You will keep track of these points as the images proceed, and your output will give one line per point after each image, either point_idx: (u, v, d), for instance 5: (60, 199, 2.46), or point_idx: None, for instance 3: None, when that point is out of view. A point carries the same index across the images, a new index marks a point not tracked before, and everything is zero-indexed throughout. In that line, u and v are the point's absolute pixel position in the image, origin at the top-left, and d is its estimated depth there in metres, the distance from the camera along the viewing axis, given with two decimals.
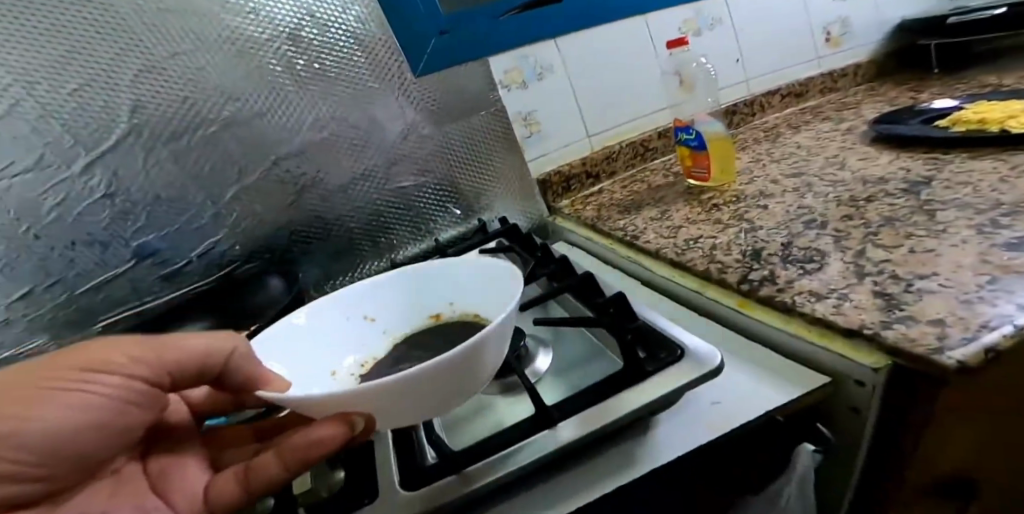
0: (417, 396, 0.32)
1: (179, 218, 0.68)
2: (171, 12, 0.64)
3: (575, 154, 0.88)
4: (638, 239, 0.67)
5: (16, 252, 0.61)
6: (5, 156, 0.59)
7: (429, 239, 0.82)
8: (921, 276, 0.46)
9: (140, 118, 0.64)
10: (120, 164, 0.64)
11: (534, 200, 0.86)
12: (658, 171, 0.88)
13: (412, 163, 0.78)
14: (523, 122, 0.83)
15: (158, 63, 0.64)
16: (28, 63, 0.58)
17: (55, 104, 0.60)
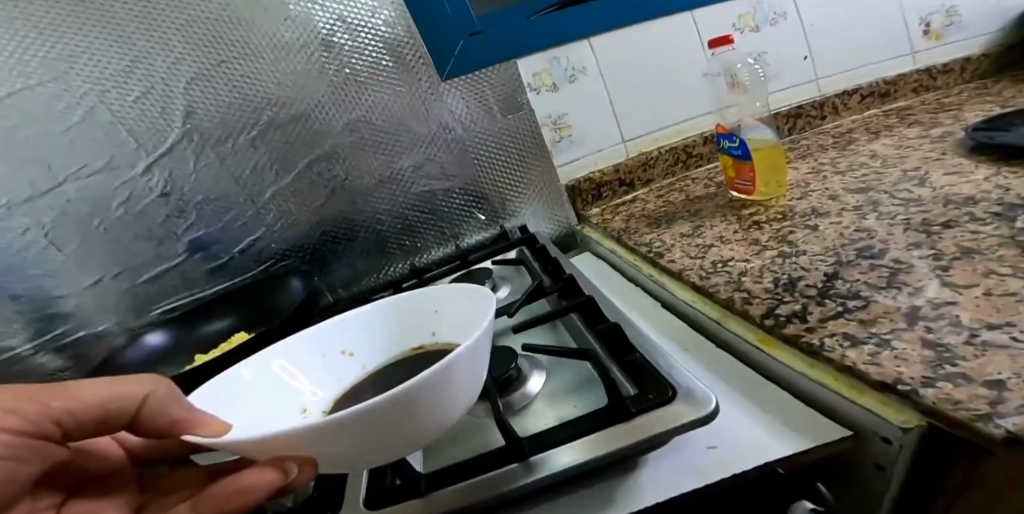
0: (352, 440, 0.30)
1: (224, 217, 0.72)
2: (216, 23, 0.67)
3: (609, 161, 0.83)
4: (660, 256, 0.61)
5: (90, 244, 0.67)
6: (81, 158, 0.65)
7: (456, 245, 0.81)
8: (992, 327, 0.37)
9: (193, 122, 0.69)
10: (175, 165, 0.69)
11: (562, 207, 0.83)
12: (702, 181, 0.80)
13: (439, 168, 0.78)
14: (552, 126, 0.79)
15: (205, 72, 0.68)
16: (99, 73, 0.64)
17: (122, 113, 0.66)
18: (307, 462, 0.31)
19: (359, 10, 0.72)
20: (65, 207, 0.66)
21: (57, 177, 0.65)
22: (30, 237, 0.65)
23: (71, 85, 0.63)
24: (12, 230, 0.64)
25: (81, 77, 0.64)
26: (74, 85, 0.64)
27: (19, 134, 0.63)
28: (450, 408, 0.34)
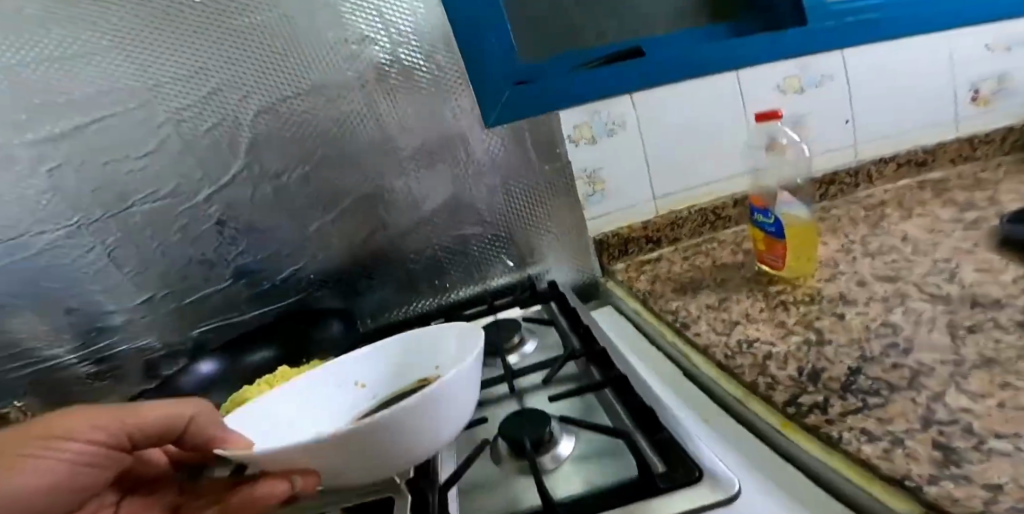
0: (343, 453, 0.34)
1: (271, 245, 0.75)
2: (279, 61, 0.68)
3: (637, 217, 0.85)
4: (686, 328, 0.60)
5: (146, 264, 0.71)
6: (153, 185, 0.69)
7: (483, 286, 0.84)
8: (1006, 438, 0.33)
9: (254, 153, 0.71)
10: (234, 197, 0.71)
11: (588, 259, 0.85)
12: (728, 245, 0.82)
13: (473, 213, 0.80)
14: (586, 179, 0.81)
15: (264, 108, 0.69)
16: (174, 106, 0.67)
17: (196, 143, 0.68)
18: (311, 474, 0.35)
19: (417, 54, 0.72)
20: (130, 230, 0.69)
21: (124, 201, 0.68)
22: (94, 255, 0.69)
23: (155, 114, 0.67)
24: (77, 248, 0.68)
25: (154, 108, 0.66)
26: (156, 114, 0.67)
27: (98, 159, 0.66)
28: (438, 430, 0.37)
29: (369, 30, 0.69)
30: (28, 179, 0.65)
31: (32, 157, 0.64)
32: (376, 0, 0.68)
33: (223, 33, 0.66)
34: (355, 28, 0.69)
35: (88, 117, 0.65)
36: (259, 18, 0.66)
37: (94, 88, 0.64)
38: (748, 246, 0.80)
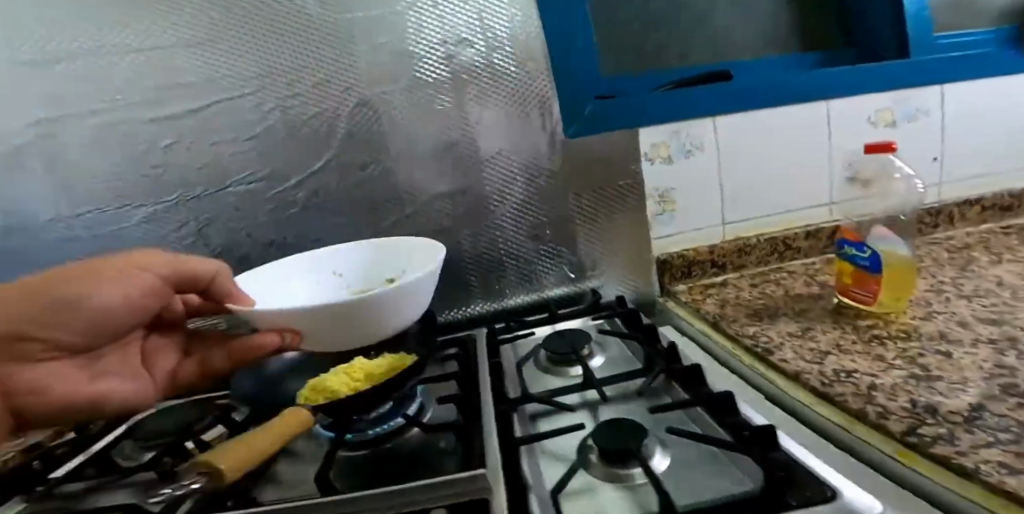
0: (325, 325, 0.51)
1: (349, 237, 0.75)
2: (381, 57, 0.70)
3: (706, 241, 0.84)
4: (770, 354, 0.58)
5: (231, 242, 0.71)
6: (249, 168, 0.70)
7: (539, 295, 0.83)
8: None
9: (348, 147, 0.72)
10: (323, 186, 0.72)
11: (648, 278, 0.85)
12: (800, 275, 0.80)
13: (537, 223, 0.80)
14: (657, 199, 0.81)
15: (362, 100, 0.71)
16: (278, 94, 0.68)
17: (297, 133, 0.70)
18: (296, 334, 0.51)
19: (510, 59, 0.73)
20: (218, 209, 0.70)
21: (223, 180, 0.69)
22: (186, 230, 0.70)
23: (264, 101, 0.68)
24: (172, 222, 0.69)
25: (261, 94, 0.68)
26: (264, 102, 0.68)
27: (210, 137, 0.68)
28: (389, 321, 0.55)
29: (468, 33, 0.71)
30: (145, 151, 0.67)
31: (149, 131, 0.66)
32: (479, 4, 0.70)
33: (333, 26, 0.68)
34: (455, 30, 0.70)
35: (206, 98, 0.67)
36: (367, 14, 0.68)
37: (212, 71, 0.66)
38: (824, 278, 0.78)
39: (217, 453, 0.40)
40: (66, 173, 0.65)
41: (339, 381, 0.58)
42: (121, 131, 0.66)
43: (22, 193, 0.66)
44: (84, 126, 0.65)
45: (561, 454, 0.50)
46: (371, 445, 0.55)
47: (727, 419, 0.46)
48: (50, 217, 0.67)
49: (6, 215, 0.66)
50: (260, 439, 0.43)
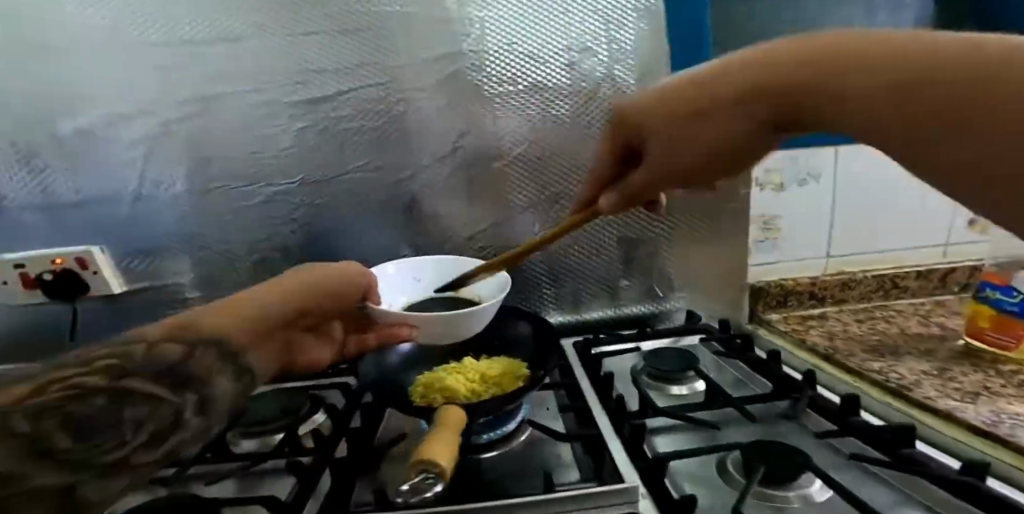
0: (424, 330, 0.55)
1: (451, 231, 0.78)
2: (509, 57, 0.71)
3: (807, 272, 0.81)
4: (908, 391, 0.57)
5: (341, 226, 0.75)
6: (366, 156, 0.73)
7: (618, 310, 0.82)
8: None
9: (463, 142, 0.74)
10: (435, 178, 0.75)
11: (740, 306, 0.82)
12: (910, 315, 0.78)
13: (631, 240, 0.79)
14: (761, 225, 0.79)
15: (484, 97, 0.73)
16: (405, 86, 0.71)
17: (416, 125, 0.73)
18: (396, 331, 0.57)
19: (630, 72, 0.74)
20: (335, 193, 0.74)
21: (343, 166, 0.73)
22: (301, 212, 0.73)
23: (392, 92, 0.71)
24: (287, 205, 0.73)
25: (392, 82, 0.71)
26: (391, 92, 0.71)
27: (340, 124, 0.71)
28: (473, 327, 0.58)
29: (593, 43, 0.72)
30: (278, 134, 0.70)
31: (285, 115, 0.70)
32: (608, 16, 0.71)
33: (463, 22, 0.69)
34: (581, 37, 0.72)
35: (341, 86, 0.70)
36: (493, 12, 0.70)
37: (349, 60, 0.69)
38: (940, 320, 0.75)
39: (422, 449, 0.39)
40: (201, 148, 0.69)
41: (456, 381, 0.59)
42: (260, 114, 0.69)
43: (161, 168, 0.69)
44: (228, 106, 0.68)
45: (694, 469, 0.52)
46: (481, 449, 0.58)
47: (903, 450, 0.47)
48: (182, 191, 0.70)
49: (144, 187, 0.69)
50: (445, 430, 0.42)
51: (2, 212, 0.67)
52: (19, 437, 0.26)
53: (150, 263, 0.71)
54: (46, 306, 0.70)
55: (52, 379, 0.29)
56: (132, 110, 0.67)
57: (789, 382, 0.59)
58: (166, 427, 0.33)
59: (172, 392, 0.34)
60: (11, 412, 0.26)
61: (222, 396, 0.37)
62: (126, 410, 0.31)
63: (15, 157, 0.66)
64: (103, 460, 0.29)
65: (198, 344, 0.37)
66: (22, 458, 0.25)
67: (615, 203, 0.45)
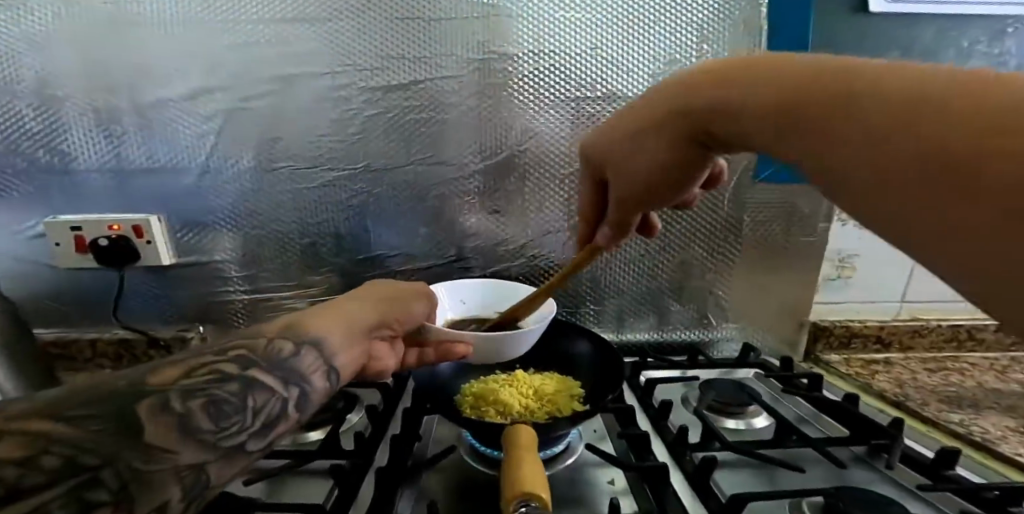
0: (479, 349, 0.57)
1: (508, 235, 0.75)
2: (593, 61, 0.70)
3: (876, 315, 0.77)
4: (994, 446, 0.52)
5: (393, 218, 0.72)
6: (431, 149, 0.71)
7: (665, 334, 0.78)
8: None
9: (531, 143, 0.72)
10: (496, 177, 0.73)
11: (796, 342, 0.77)
12: (986, 369, 0.72)
13: (684, 262, 0.75)
14: (836, 262, 0.75)
15: (561, 99, 0.71)
16: (484, 80, 0.70)
17: (486, 120, 0.71)
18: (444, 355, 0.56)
19: None
20: (395, 184, 0.72)
21: (407, 156, 0.71)
22: (358, 200, 0.71)
23: (467, 85, 0.70)
24: (346, 192, 0.71)
25: (470, 75, 0.70)
26: (468, 84, 0.70)
27: (409, 114, 0.70)
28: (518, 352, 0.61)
29: (680, 54, 0.72)
30: (350, 118, 0.69)
31: (361, 99, 0.69)
32: (696, 31, 0.71)
33: (547, 21, 0.69)
34: (670, 49, 0.71)
35: (418, 75, 0.69)
36: (573, 13, 0.69)
37: (432, 50, 0.68)
38: (1019, 377, 0.69)
39: (520, 479, 0.35)
40: (272, 125, 0.68)
41: (510, 395, 0.56)
42: (335, 97, 0.68)
43: (231, 141, 0.67)
44: (307, 87, 0.67)
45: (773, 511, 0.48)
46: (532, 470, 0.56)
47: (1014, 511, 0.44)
48: (247, 167, 0.68)
49: (211, 160, 0.67)
50: (526, 453, 0.39)
51: (72, 176, 0.66)
52: (174, 414, 0.31)
53: (200, 237, 0.69)
54: (96, 272, 0.68)
55: (197, 366, 0.35)
56: (216, 84, 0.66)
57: (872, 427, 0.54)
58: (276, 416, 0.37)
59: (280, 384, 0.38)
60: (168, 392, 0.32)
61: (319, 390, 0.41)
62: (248, 397, 0.36)
63: (97, 121, 0.65)
64: (225, 443, 0.33)
65: (303, 344, 0.41)
66: (172, 435, 0.30)
67: (608, 234, 0.54)
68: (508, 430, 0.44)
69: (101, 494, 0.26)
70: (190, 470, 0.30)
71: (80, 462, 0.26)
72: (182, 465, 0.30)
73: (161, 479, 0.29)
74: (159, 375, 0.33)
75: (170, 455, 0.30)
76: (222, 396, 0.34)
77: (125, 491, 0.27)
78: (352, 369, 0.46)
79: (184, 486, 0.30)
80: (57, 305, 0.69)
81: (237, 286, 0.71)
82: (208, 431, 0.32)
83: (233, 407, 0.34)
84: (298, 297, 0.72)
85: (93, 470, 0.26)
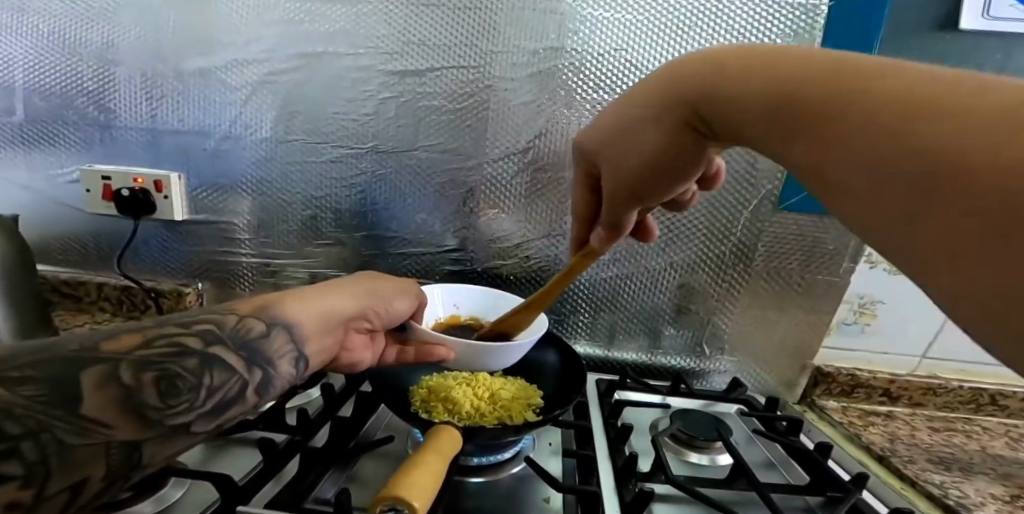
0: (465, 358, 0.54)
1: (504, 233, 0.74)
2: (611, 64, 0.67)
3: (890, 366, 0.70)
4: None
5: (392, 200, 0.74)
6: (437, 137, 0.71)
7: (655, 357, 0.74)
8: None
9: (541, 141, 0.70)
10: (498, 173, 0.72)
11: (795, 387, 0.72)
12: (998, 435, 0.67)
13: (686, 285, 0.70)
14: (855, 306, 0.68)
15: (577, 100, 0.68)
16: (500, 73, 0.68)
17: (496, 114, 0.70)
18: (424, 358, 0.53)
19: None
20: (400, 168, 0.72)
21: (413, 142, 0.72)
22: (361, 179, 0.73)
23: (483, 77, 0.69)
24: (352, 168, 0.73)
25: (486, 66, 0.68)
26: (485, 77, 0.69)
27: (419, 101, 0.70)
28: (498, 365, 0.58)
29: None
30: (364, 99, 0.70)
31: (377, 82, 0.70)
32: (735, 41, 0.65)
33: (573, 18, 0.66)
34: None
35: (435, 62, 0.69)
36: (606, 12, 0.66)
37: (451, 39, 0.68)
38: None
39: (401, 483, 0.35)
40: (292, 100, 0.70)
41: (463, 394, 0.55)
42: (350, 78, 0.69)
43: (252, 112, 0.71)
44: (326, 66, 0.69)
45: None
46: (488, 472, 0.56)
47: None
48: (265, 137, 0.72)
49: (234, 127, 0.72)
50: (430, 458, 0.39)
51: (113, 132, 0.73)
52: (120, 386, 0.29)
53: (216, 199, 0.74)
54: (118, 219, 0.75)
55: (159, 336, 0.33)
56: (246, 56, 0.69)
57: (830, 478, 0.52)
58: (232, 396, 0.35)
59: (242, 366, 0.36)
60: (119, 362, 0.30)
61: (284, 376, 0.39)
62: (204, 375, 0.34)
63: (139, 86, 0.71)
64: (170, 422, 0.31)
65: (275, 325, 0.39)
66: (111, 409, 0.29)
67: (602, 237, 0.50)
68: (436, 430, 0.44)
69: (10, 467, 0.25)
70: (120, 447, 0.28)
71: (3, 431, 0.25)
72: (113, 442, 0.28)
73: (84, 455, 0.27)
74: (118, 340, 0.32)
75: (101, 429, 0.28)
76: (179, 371, 0.32)
77: (41, 464, 0.26)
78: (323, 358, 0.43)
79: (109, 464, 0.28)
80: (83, 245, 0.77)
81: (247, 249, 0.76)
82: (153, 407, 0.30)
83: (186, 385, 0.32)
84: (294, 265, 0.76)
85: (12, 441, 0.25)
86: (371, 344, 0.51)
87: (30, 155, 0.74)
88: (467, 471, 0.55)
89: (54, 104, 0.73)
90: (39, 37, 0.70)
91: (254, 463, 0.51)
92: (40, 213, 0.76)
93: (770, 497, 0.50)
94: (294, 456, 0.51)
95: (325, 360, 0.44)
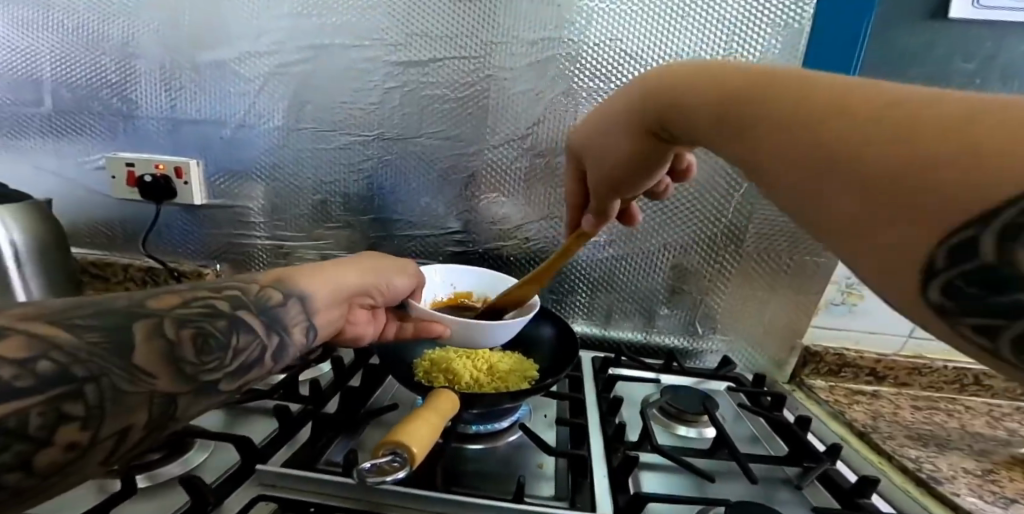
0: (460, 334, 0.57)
1: (504, 217, 0.77)
2: (606, 54, 0.69)
3: (877, 346, 0.73)
4: (937, 484, 0.52)
5: (398, 185, 0.77)
6: (441, 125, 0.74)
7: (649, 336, 0.77)
8: None
9: (540, 129, 0.73)
10: (498, 160, 0.75)
11: (785, 365, 0.74)
12: (980, 413, 0.69)
13: (678, 265, 0.73)
14: (842, 287, 0.71)
15: (574, 88, 0.71)
16: (501, 63, 0.71)
17: (496, 103, 0.73)
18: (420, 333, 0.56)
19: None
20: (404, 154, 0.76)
21: (417, 129, 0.75)
22: (367, 165, 0.76)
23: (484, 67, 0.71)
24: (358, 155, 0.76)
25: (486, 57, 0.71)
26: (486, 67, 0.71)
27: (422, 90, 0.73)
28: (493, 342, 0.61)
29: (707, 52, 0.68)
30: (370, 90, 0.73)
31: (383, 72, 0.73)
32: (729, 29, 0.67)
33: (570, 9, 0.68)
34: (695, 46, 0.68)
35: (438, 53, 0.71)
36: (603, 3, 0.68)
37: (453, 30, 0.71)
38: (1012, 426, 0.66)
39: (401, 432, 0.39)
40: (303, 91, 0.74)
41: (462, 366, 0.59)
42: (357, 69, 0.73)
43: (264, 103, 0.75)
44: (334, 58, 0.72)
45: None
46: (483, 440, 0.59)
47: None
48: (278, 126, 0.76)
49: (248, 117, 0.75)
50: (429, 415, 0.42)
51: (136, 123, 0.77)
52: (165, 340, 0.33)
53: (233, 184, 0.78)
54: (141, 204, 0.80)
55: (194, 298, 0.38)
56: (258, 49, 0.73)
57: (806, 449, 0.55)
58: (253, 360, 0.39)
59: (263, 331, 0.40)
60: (164, 318, 0.34)
61: (296, 345, 0.42)
62: (233, 336, 0.38)
63: (161, 79, 0.75)
64: (202, 377, 0.35)
65: (290, 296, 0.43)
66: (156, 359, 0.33)
67: (592, 222, 0.54)
68: (435, 392, 0.48)
69: (75, 408, 0.29)
70: (161, 398, 0.32)
71: (71, 372, 0.29)
72: (156, 393, 0.32)
73: (134, 402, 0.31)
74: (159, 300, 0.36)
75: (148, 379, 0.32)
76: (212, 330, 0.36)
77: (99, 408, 0.29)
78: (329, 331, 0.47)
79: (149, 413, 0.32)
80: (111, 228, 0.82)
81: (261, 232, 0.80)
82: (189, 362, 0.34)
83: (218, 343, 0.36)
84: (306, 247, 0.80)
85: (78, 383, 0.29)
86: (373, 319, 0.54)
87: (59, 144, 0.79)
88: (465, 440, 0.59)
89: (81, 96, 0.77)
90: (65, 33, 0.74)
91: (270, 429, 0.55)
92: (71, 200, 0.81)
93: (749, 467, 0.53)
94: (307, 423, 0.56)
95: (332, 331, 0.47)
